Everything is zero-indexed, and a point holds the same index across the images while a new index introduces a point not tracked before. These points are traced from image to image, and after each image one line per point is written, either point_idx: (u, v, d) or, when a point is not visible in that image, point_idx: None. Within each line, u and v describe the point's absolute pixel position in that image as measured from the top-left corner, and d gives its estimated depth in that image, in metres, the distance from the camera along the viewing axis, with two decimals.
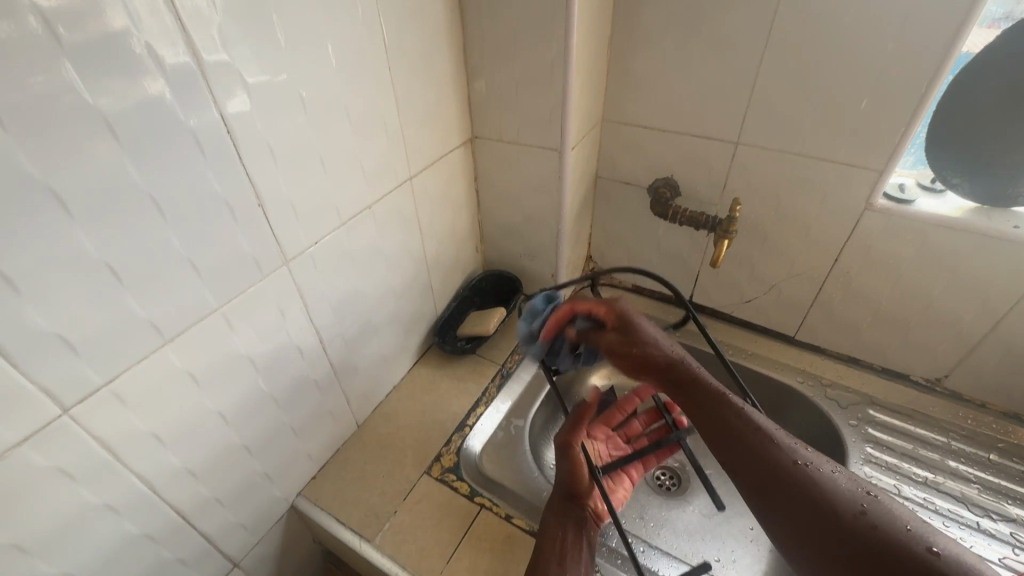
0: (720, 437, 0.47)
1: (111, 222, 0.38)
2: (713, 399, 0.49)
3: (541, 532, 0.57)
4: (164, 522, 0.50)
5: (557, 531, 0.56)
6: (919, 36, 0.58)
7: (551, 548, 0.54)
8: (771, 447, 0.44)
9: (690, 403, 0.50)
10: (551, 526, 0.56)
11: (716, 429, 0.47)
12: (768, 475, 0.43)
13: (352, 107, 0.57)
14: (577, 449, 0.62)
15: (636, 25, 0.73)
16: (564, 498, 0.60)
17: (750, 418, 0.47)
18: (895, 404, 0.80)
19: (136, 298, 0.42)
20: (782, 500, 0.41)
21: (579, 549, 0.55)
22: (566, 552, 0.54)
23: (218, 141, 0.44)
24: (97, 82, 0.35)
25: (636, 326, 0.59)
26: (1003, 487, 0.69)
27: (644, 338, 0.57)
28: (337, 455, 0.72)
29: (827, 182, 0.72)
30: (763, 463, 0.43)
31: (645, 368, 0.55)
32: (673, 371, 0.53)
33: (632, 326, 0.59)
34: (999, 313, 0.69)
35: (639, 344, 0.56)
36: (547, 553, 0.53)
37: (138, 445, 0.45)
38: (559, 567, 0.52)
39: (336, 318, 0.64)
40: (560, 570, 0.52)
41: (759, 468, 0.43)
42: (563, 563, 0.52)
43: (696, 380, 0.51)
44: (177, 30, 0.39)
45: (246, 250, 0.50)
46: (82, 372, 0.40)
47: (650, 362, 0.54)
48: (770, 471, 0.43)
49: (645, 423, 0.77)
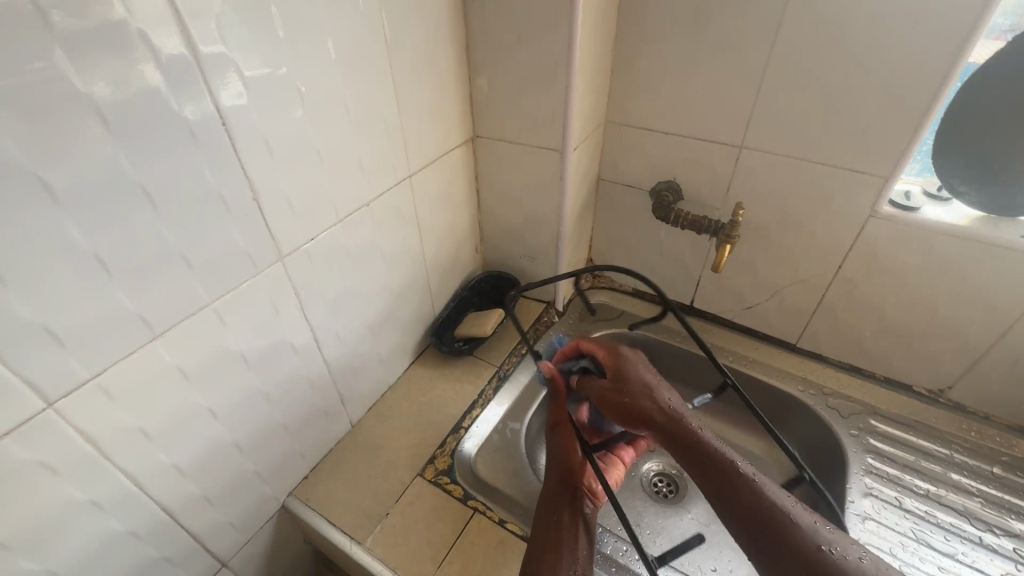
0: (738, 511, 0.48)
1: (101, 212, 0.38)
2: (727, 473, 0.50)
3: (537, 522, 0.55)
4: (151, 520, 0.49)
5: (554, 518, 0.55)
6: (928, 41, 0.57)
7: (545, 537, 0.53)
8: (791, 529, 0.46)
9: (704, 471, 0.52)
10: (546, 514, 0.55)
11: (731, 502, 0.49)
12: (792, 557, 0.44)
13: (352, 102, 0.56)
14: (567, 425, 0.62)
15: (641, 26, 0.72)
16: (558, 483, 0.58)
17: (767, 493, 0.49)
18: (898, 415, 0.79)
19: (126, 291, 0.41)
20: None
21: (575, 538, 0.53)
22: (561, 542, 0.53)
23: (213, 133, 0.43)
24: (89, 70, 0.35)
25: (636, 376, 0.61)
26: (1006, 501, 0.68)
27: (644, 390, 0.59)
28: (330, 455, 0.71)
29: (832, 188, 0.71)
30: (783, 545, 0.45)
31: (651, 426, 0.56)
32: (683, 434, 0.54)
33: (629, 373, 0.62)
34: (1005, 325, 0.68)
35: (641, 398, 0.59)
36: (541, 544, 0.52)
37: (125, 440, 0.44)
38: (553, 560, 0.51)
39: (332, 316, 0.63)
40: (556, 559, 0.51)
41: (779, 548, 0.45)
42: (558, 553, 0.51)
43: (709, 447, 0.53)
44: (173, 18, 0.38)
45: (240, 244, 0.49)
46: (69, 365, 0.39)
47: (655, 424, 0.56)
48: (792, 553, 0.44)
49: None
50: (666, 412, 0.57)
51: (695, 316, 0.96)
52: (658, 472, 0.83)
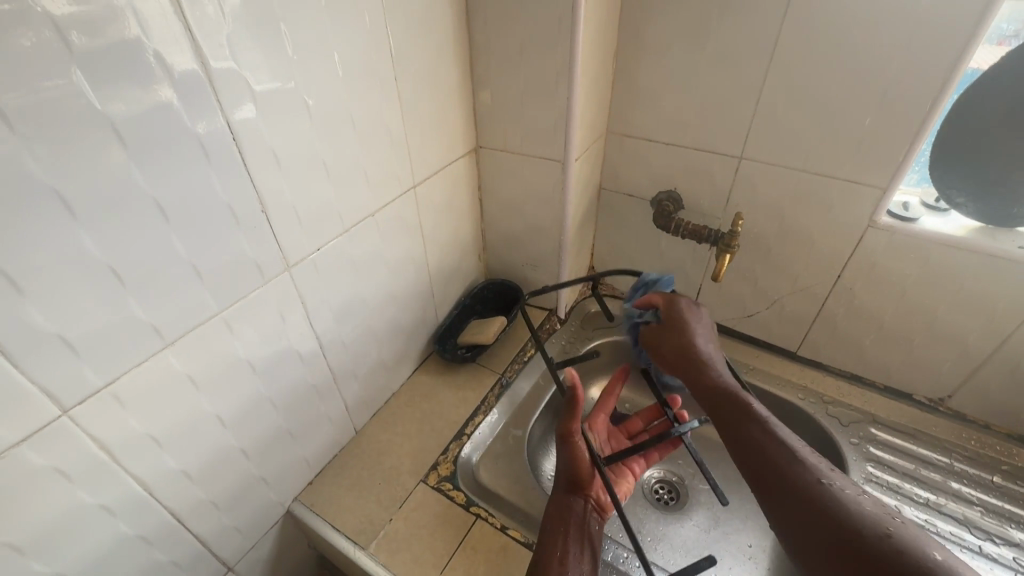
0: (748, 457, 0.48)
1: (114, 224, 0.39)
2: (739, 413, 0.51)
3: (544, 532, 0.56)
4: (160, 525, 0.50)
5: (560, 528, 0.55)
6: (923, 55, 0.58)
7: (552, 547, 0.54)
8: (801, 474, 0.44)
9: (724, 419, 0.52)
10: (554, 524, 0.56)
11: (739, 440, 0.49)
12: (796, 500, 0.43)
13: (358, 117, 0.57)
14: (578, 439, 0.60)
15: (641, 39, 0.74)
16: (566, 492, 0.60)
17: (777, 435, 0.48)
18: (897, 423, 0.79)
19: (138, 301, 0.42)
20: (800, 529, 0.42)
21: (581, 552, 0.54)
22: (567, 552, 0.53)
23: (225, 148, 0.45)
24: (106, 88, 0.36)
25: (690, 323, 0.62)
26: (1006, 510, 0.68)
27: (694, 333, 0.61)
28: (334, 461, 0.72)
29: (831, 198, 0.72)
30: (794, 489, 0.44)
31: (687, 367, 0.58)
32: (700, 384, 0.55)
33: (683, 321, 0.62)
34: (1004, 334, 0.69)
35: (691, 340, 0.60)
36: (548, 553, 0.53)
37: (135, 447, 0.45)
38: (560, 567, 0.51)
39: (337, 324, 0.64)
40: (562, 570, 0.51)
41: (783, 492, 0.44)
42: (564, 565, 0.51)
43: (730, 395, 0.53)
44: (187, 38, 0.39)
45: (249, 255, 0.50)
46: (83, 373, 0.40)
47: (691, 368, 0.58)
48: (800, 498, 0.43)
49: (645, 420, 0.76)
50: (700, 359, 0.58)
51: None
52: (659, 479, 0.84)
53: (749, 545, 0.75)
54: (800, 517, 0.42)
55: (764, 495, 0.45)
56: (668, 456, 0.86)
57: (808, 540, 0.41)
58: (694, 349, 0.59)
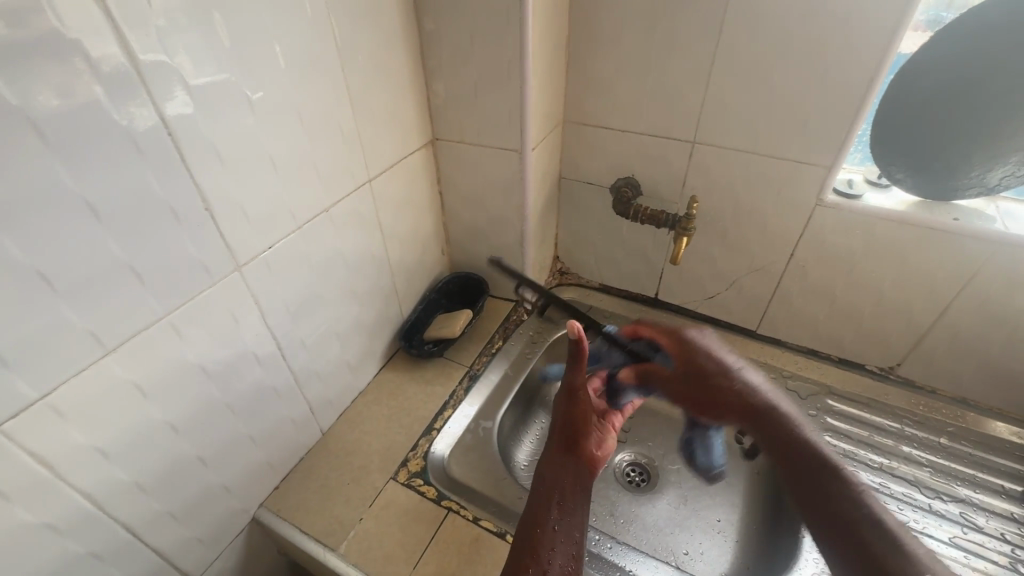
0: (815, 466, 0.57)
1: (40, 228, 0.37)
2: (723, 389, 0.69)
3: (536, 493, 0.56)
4: (112, 541, 0.48)
5: (550, 493, 0.56)
6: (860, 36, 0.60)
7: (544, 513, 0.54)
8: (874, 540, 0.48)
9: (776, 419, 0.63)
10: (547, 486, 0.57)
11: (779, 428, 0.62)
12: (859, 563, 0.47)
13: (306, 110, 0.56)
14: (580, 395, 0.62)
15: (593, 25, 0.74)
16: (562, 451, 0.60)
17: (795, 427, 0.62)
18: (853, 393, 0.82)
19: (71, 306, 0.40)
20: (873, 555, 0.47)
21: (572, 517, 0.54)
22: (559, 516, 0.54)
23: (160, 144, 0.43)
24: (22, 83, 0.34)
25: (714, 355, 0.70)
26: (952, 468, 0.72)
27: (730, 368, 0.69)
28: (300, 464, 0.71)
29: (780, 178, 0.74)
30: (859, 557, 0.48)
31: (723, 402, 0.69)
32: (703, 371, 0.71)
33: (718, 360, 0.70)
34: (946, 302, 0.72)
35: (731, 378, 0.68)
36: (540, 516, 0.53)
37: (79, 460, 0.43)
38: (551, 533, 0.52)
39: (294, 323, 0.63)
40: (553, 536, 0.52)
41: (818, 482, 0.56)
42: (554, 532, 0.52)
43: (785, 430, 0.62)
44: (111, 29, 0.37)
45: (194, 255, 0.48)
46: (15, 387, 0.38)
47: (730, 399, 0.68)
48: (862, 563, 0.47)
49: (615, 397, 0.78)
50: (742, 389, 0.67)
51: (661, 308, 0.99)
52: (630, 462, 0.85)
53: (718, 519, 0.77)
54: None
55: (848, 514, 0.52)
56: (638, 440, 0.88)
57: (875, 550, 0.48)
58: (733, 387, 0.68)
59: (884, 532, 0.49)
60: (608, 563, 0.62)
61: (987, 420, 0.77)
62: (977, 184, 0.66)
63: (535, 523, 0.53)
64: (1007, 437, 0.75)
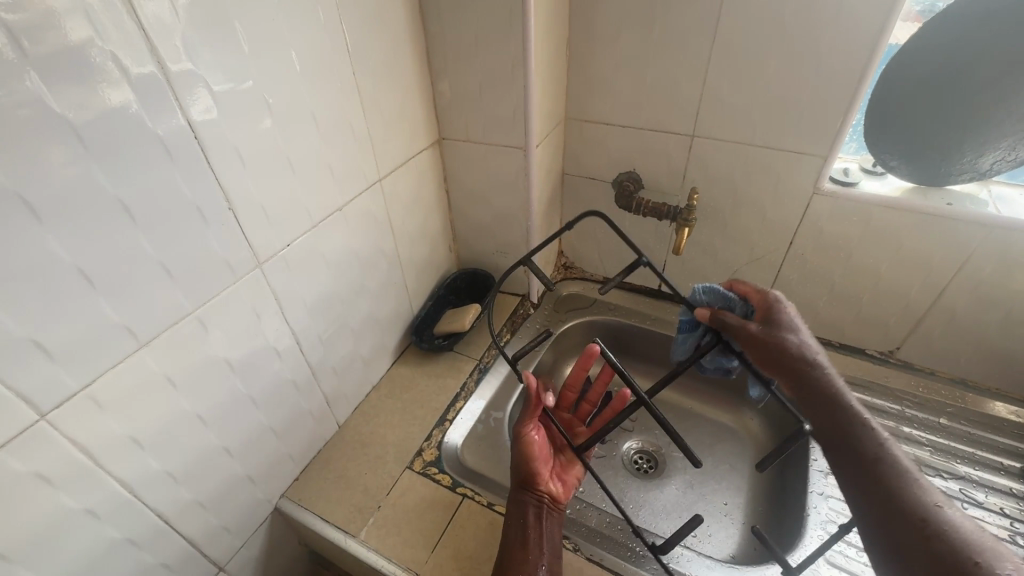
0: (835, 429, 0.47)
1: (79, 228, 0.39)
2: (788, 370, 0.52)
3: (506, 519, 0.61)
4: (146, 527, 0.51)
5: (522, 521, 0.60)
6: (851, 28, 0.62)
7: (513, 536, 0.59)
8: (900, 484, 0.42)
9: (816, 398, 0.49)
10: (513, 515, 0.61)
11: (821, 405, 0.49)
12: (885, 513, 0.41)
13: (320, 112, 0.58)
14: (530, 435, 0.65)
15: (593, 25, 0.76)
16: (520, 487, 0.63)
17: (840, 402, 0.48)
18: (854, 376, 0.84)
19: (109, 303, 0.42)
20: (893, 517, 0.40)
21: (540, 541, 0.59)
22: (528, 540, 0.59)
23: (187, 148, 0.45)
24: (63, 93, 0.36)
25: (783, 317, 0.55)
26: (952, 448, 0.74)
27: (785, 324, 0.55)
28: (319, 456, 0.73)
29: (778, 168, 0.76)
30: (887, 503, 0.41)
31: (784, 369, 0.52)
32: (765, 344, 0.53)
33: (779, 316, 0.55)
34: (942, 285, 0.74)
35: (783, 333, 0.54)
36: (509, 540, 0.58)
37: (116, 450, 0.46)
38: (522, 555, 0.57)
39: (312, 318, 0.65)
40: (524, 555, 0.57)
41: (844, 445, 0.45)
42: (526, 552, 0.57)
43: (828, 396, 0.49)
44: (141, 39, 0.40)
45: (219, 254, 0.51)
46: (59, 378, 0.40)
47: (793, 364, 0.51)
48: (894, 514, 0.40)
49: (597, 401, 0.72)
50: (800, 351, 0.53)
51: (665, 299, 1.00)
52: (638, 450, 0.87)
53: (724, 503, 0.79)
54: (895, 544, 0.39)
55: (854, 467, 0.44)
56: (645, 428, 0.90)
57: (890, 509, 0.41)
58: (783, 343, 0.53)
59: (898, 469, 0.43)
60: (616, 544, 0.64)
61: (986, 400, 0.79)
62: (969, 170, 0.67)
63: (506, 546, 0.58)
64: (1007, 416, 0.77)
